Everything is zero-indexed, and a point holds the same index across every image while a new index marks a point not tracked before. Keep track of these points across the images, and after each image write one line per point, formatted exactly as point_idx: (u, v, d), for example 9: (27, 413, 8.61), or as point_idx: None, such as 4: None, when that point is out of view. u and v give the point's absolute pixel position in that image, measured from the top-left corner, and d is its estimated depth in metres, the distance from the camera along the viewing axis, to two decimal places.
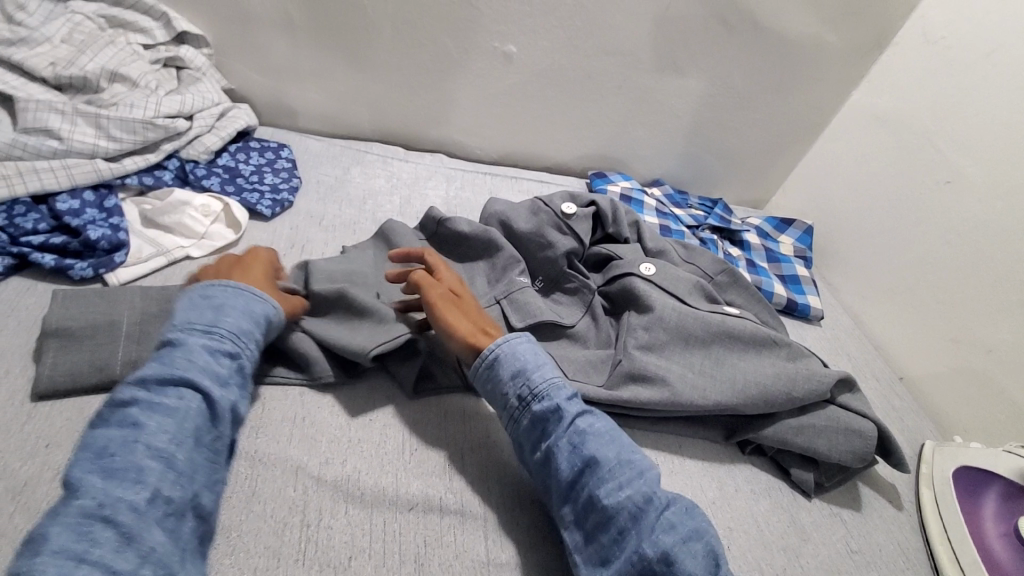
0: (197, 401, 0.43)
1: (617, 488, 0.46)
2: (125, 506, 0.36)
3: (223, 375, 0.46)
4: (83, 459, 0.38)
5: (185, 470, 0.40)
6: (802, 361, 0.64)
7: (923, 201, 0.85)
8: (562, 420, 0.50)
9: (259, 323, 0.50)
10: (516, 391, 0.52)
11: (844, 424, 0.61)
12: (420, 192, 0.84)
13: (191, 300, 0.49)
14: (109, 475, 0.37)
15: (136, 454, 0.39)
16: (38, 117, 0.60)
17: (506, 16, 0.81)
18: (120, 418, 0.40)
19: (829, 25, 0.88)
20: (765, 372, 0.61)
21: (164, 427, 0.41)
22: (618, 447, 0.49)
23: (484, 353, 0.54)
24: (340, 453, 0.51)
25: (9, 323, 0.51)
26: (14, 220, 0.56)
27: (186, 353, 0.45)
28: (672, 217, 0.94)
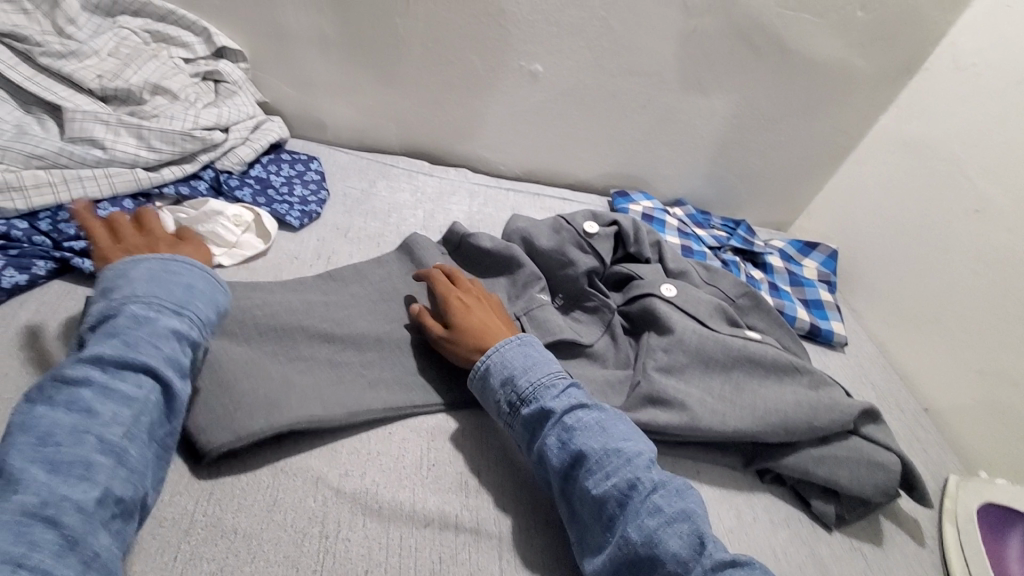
0: (156, 389, 0.43)
1: (604, 478, 0.48)
2: (68, 506, 0.36)
3: (184, 362, 0.46)
4: (24, 445, 0.37)
5: (135, 466, 0.40)
6: (824, 389, 0.64)
7: (951, 229, 0.83)
8: (550, 419, 0.52)
9: (221, 313, 0.51)
10: (506, 397, 0.54)
11: (866, 456, 0.61)
12: (444, 207, 0.85)
13: (153, 274, 0.49)
14: (55, 469, 0.36)
15: (88, 446, 0.38)
16: (83, 127, 0.62)
17: (532, 36, 0.82)
18: (69, 399, 0.39)
19: (857, 50, 0.88)
20: (787, 400, 0.61)
21: (120, 417, 0.40)
22: (606, 437, 0.50)
23: (477, 365, 0.56)
24: (360, 466, 0.52)
25: (48, 325, 0.53)
26: (57, 225, 0.58)
27: (151, 335, 0.45)
28: (694, 237, 0.93)
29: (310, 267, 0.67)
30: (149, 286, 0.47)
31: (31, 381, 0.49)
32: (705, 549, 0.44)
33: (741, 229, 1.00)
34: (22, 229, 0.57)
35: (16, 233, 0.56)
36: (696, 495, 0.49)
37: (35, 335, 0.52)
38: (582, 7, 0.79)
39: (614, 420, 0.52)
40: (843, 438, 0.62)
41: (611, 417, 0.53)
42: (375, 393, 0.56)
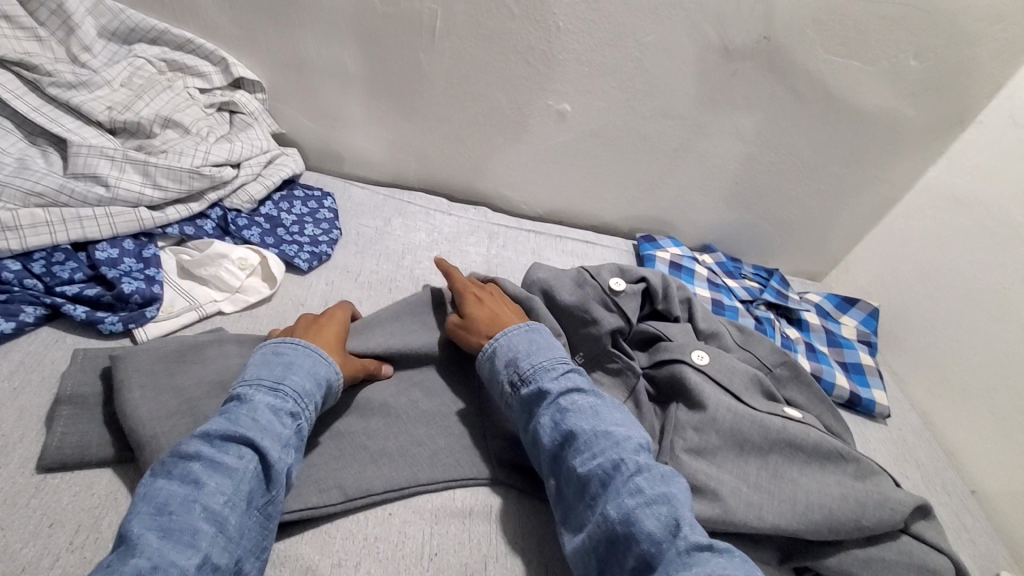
0: (258, 461, 0.43)
1: (591, 457, 0.48)
2: (176, 570, 0.36)
3: (284, 434, 0.46)
4: (144, 514, 0.38)
5: (235, 534, 0.40)
6: (872, 481, 0.57)
7: (1009, 297, 0.76)
8: (545, 399, 0.52)
9: (321, 385, 0.51)
10: (507, 377, 0.55)
11: (917, 561, 0.54)
12: (461, 249, 0.81)
13: (263, 356, 0.51)
14: (165, 535, 0.37)
15: (193, 514, 0.39)
16: (88, 163, 0.59)
17: (561, 75, 0.78)
18: (182, 472, 0.41)
19: (907, 99, 0.81)
20: (830, 493, 0.55)
21: (221, 489, 0.41)
22: (597, 421, 0.50)
23: (484, 347, 0.57)
24: (355, 554, 0.47)
25: (33, 378, 0.49)
26: (52, 268, 0.55)
27: (251, 411, 0.45)
28: (725, 289, 0.88)
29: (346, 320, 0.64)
30: (257, 366, 0.49)
31: (5, 445, 0.45)
32: (680, 532, 0.42)
33: (774, 280, 0.94)
34: (14, 270, 0.54)
35: (8, 276, 0.53)
36: (683, 481, 0.47)
37: (15, 391, 0.48)
38: (614, 46, 0.75)
39: (609, 406, 0.52)
40: (894, 537, 0.56)
41: (606, 404, 0.52)
42: (377, 468, 0.52)
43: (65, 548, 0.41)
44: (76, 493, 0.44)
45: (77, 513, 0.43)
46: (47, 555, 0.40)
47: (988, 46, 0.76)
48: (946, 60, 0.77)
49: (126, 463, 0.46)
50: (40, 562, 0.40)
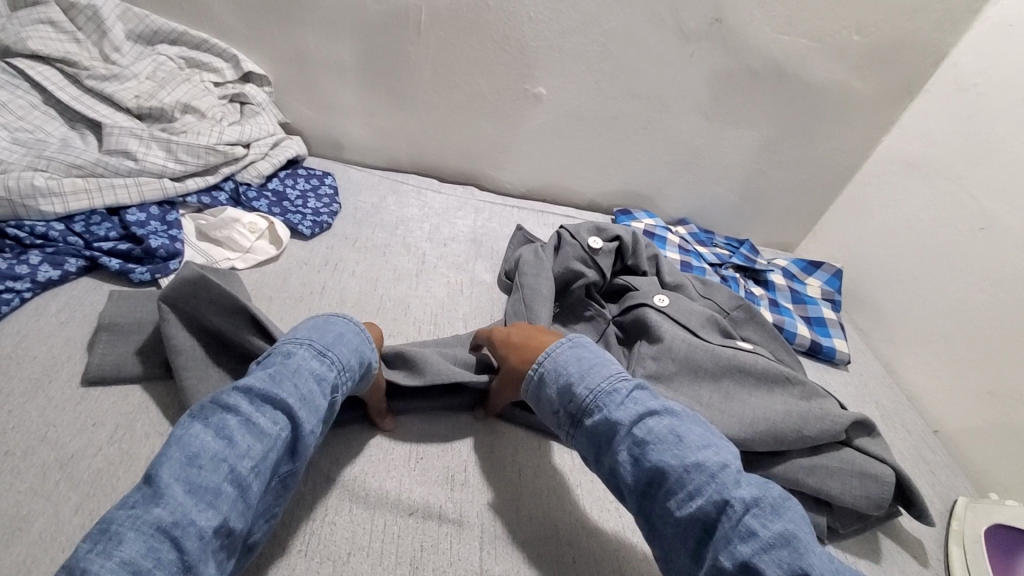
0: (291, 428, 0.45)
1: (688, 499, 0.45)
2: (193, 531, 0.37)
3: (321, 405, 0.48)
4: (175, 460, 0.40)
5: (251, 501, 0.42)
6: (816, 401, 0.64)
7: (959, 246, 0.82)
8: (618, 432, 0.50)
9: (364, 361, 0.53)
10: (565, 409, 0.53)
11: (858, 468, 0.60)
12: (449, 220, 0.89)
13: (316, 325, 0.53)
14: (190, 490, 0.39)
15: (220, 473, 0.40)
16: (119, 141, 0.69)
17: (535, 61, 0.86)
18: (217, 424, 0.43)
19: (855, 73, 0.89)
20: (775, 409, 0.61)
21: (251, 450, 0.42)
22: (683, 450, 0.47)
23: (531, 372, 0.57)
24: (351, 457, 0.55)
25: (75, 315, 0.58)
26: (90, 228, 0.64)
27: (296, 378, 0.47)
28: (696, 254, 0.95)
29: (341, 277, 0.72)
30: (309, 329, 0.52)
31: (55, 364, 0.53)
32: None
33: (744, 248, 1.01)
34: (59, 230, 0.63)
35: (54, 233, 0.62)
36: (798, 510, 0.44)
37: (62, 324, 0.57)
38: (582, 33, 0.83)
39: (691, 427, 0.49)
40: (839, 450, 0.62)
41: (686, 423, 0.49)
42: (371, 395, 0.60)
43: (106, 442, 0.49)
44: (113, 402, 0.52)
45: (115, 416, 0.51)
46: (91, 446, 0.48)
47: (924, 20, 0.83)
48: (887, 34, 0.85)
49: (156, 380, 0.54)
50: (85, 451, 0.48)
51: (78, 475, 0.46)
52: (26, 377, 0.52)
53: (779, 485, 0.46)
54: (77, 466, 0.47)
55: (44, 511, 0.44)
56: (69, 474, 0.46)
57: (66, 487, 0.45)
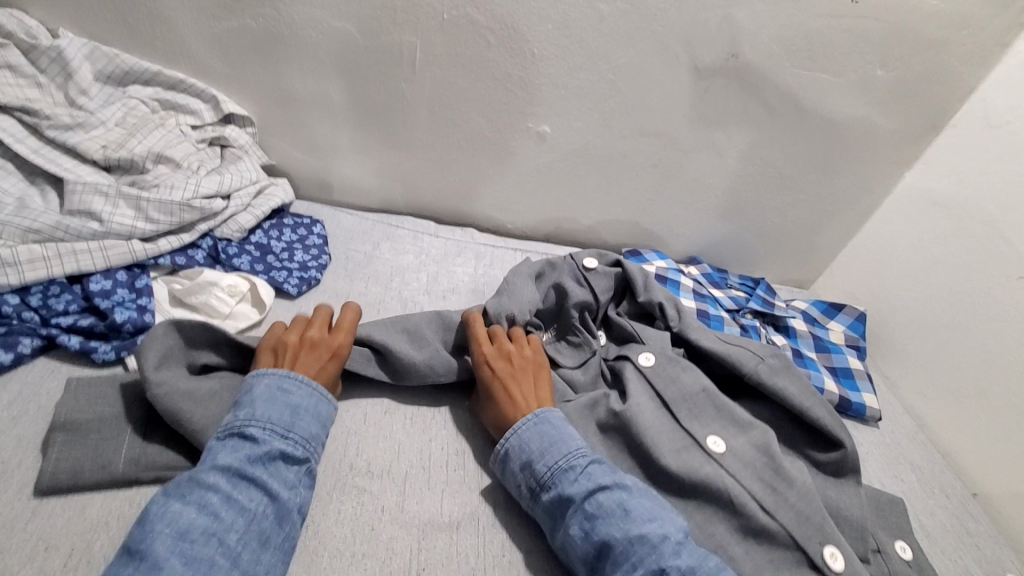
0: (271, 502, 0.47)
1: (631, 570, 0.46)
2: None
3: (292, 476, 0.49)
4: (165, 536, 0.41)
5: (250, 567, 0.43)
6: (828, 543, 0.51)
7: (994, 294, 0.76)
8: (570, 507, 0.51)
9: (326, 426, 0.54)
10: (526, 483, 0.53)
11: None
12: (448, 269, 0.83)
13: (271, 394, 0.52)
14: (187, 562, 0.40)
15: (210, 546, 0.42)
16: (83, 200, 0.62)
17: (539, 99, 0.80)
18: (199, 500, 0.44)
19: (879, 108, 0.84)
20: (797, 512, 0.53)
21: (235, 525, 0.44)
22: (628, 523, 0.49)
23: (497, 447, 0.56)
24: (342, 570, 0.48)
25: (28, 408, 0.51)
26: (48, 300, 0.57)
27: (268, 454, 0.48)
28: (711, 300, 0.89)
29: None
30: (268, 402, 0.51)
31: (2, 471, 0.46)
32: None
33: (760, 289, 0.95)
34: (13, 303, 0.56)
35: (7, 309, 0.55)
36: None
37: (11, 421, 0.50)
38: (588, 70, 0.77)
39: (639, 501, 0.51)
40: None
41: (634, 497, 0.51)
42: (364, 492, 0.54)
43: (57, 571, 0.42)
44: (68, 517, 0.45)
45: (69, 536, 0.44)
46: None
47: (952, 53, 0.78)
48: (912, 68, 0.79)
49: (119, 486, 0.48)
50: None
51: None
52: None
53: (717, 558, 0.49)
54: None
55: None
56: None
57: None
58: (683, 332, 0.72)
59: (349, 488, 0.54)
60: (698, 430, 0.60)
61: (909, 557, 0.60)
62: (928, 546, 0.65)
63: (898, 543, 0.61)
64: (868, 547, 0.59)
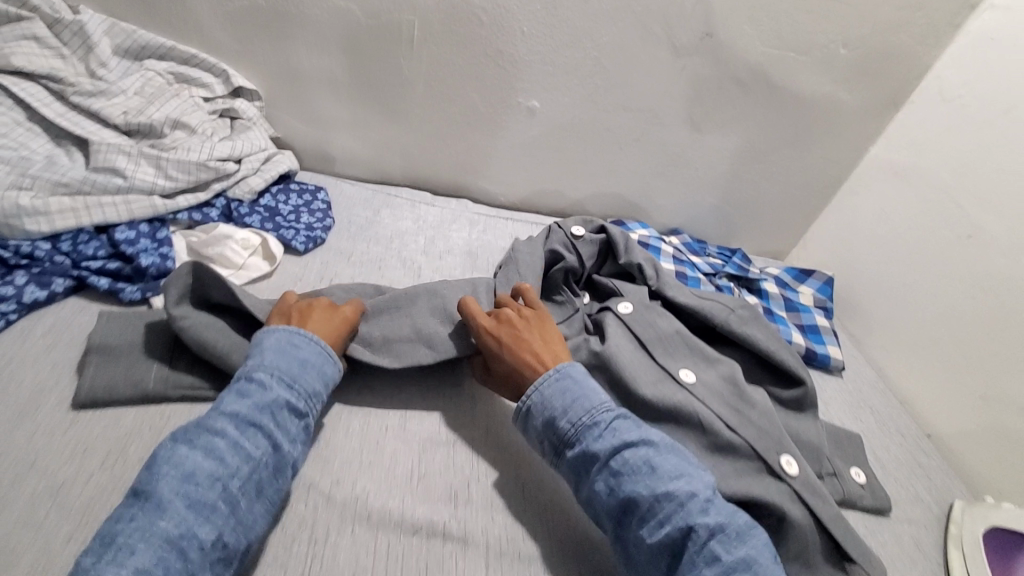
0: (272, 453, 0.48)
1: (658, 526, 0.48)
2: (196, 543, 0.40)
3: (295, 428, 0.51)
4: (172, 478, 0.42)
5: (246, 517, 0.44)
6: (780, 453, 0.59)
7: (947, 253, 0.83)
8: (596, 463, 0.52)
9: (329, 384, 0.55)
10: (548, 438, 0.55)
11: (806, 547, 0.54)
12: (444, 233, 0.89)
13: (281, 346, 0.54)
14: (191, 505, 0.42)
15: (215, 491, 0.43)
16: (107, 158, 0.67)
17: (529, 75, 0.86)
18: (206, 446, 0.45)
19: (843, 85, 0.90)
20: (756, 430, 0.60)
21: (239, 472, 0.45)
22: (655, 481, 0.49)
23: (519, 403, 0.57)
24: (351, 475, 0.54)
25: (63, 338, 0.56)
26: (78, 247, 0.63)
27: (275, 404, 0.50)
28: (689, 264, 0.96)
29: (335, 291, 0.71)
30: (277, 355, 0.53)
31: (43, 388, 0.52)
32: None
33: (736, 257, 1.02)
34: (45, 249, 0.61)
35: (40, 253, 0.61)
36: (761, 537, 0.48)
37: (48, 347, 0.55)
38: (574, 48, 0.84)
39: (666, 458, 0.51)
40: (832, 506, 0.57)
41: (661, 454, 0.52)
42: (370, 415, 0.59)
43: (99, 468, 0.48)
44: (105, 426, 0.50)
45: (107, 441, 0.49)
46: (82, 472, 0.47)
47: (908, 33, 0.85)
48: (873, 47, 0.86)
49: (148, 403, 0.53)
50: (77, 478, 0.47)
51: (69, 504, 0.45)
52: (13, 403, 0.50)
53: (747, 513, 0.50)
54: (68, 495, 0.45)
55: (37, 544, 0.42)
56: (60, 503, 0.45)
57: (56, 518, 0.44)
58: (661, 289, 0.77)
59: (356, 412, 0.59)
60: (672, 364, 0.67)
61: (862, 481, 0.67)
62: (879, 474, 0.72)
63: (852, 469, 0.68)
64: (824, 468, 0.66)
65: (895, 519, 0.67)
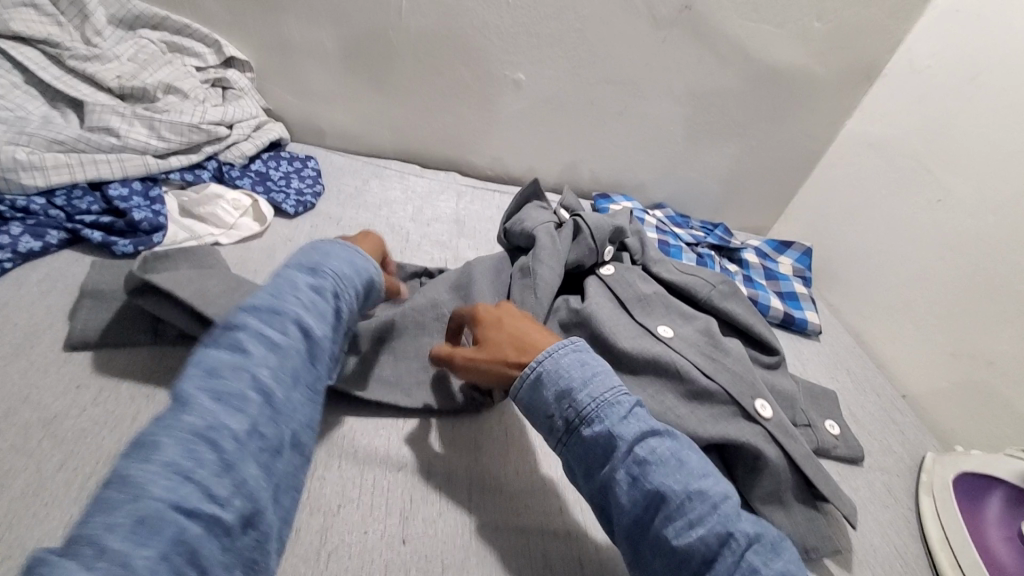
0: (302, 340, 0.43)
1: (689, 527, 0.40)
2: (229, 434, 0.35)
3: (325, 313, 0.46)
4: (194, 374, 0.37)
5: (282, 410, 0.39)
6: (756, 399, 0.61)
7: (918, 219, 0.86)
8: (618, 447, 0.44)
9: (357, 272, 0.51)
10: (561, 414, 0.47)
11: (780, 486, 0.57)
12: (432, 203, 0.91)
13: (302, 249, 0.51)
14: (218, 397, 0.36)
15: (244, 380, 0.38)
16: (101, 118, 0.69)
17: (515, 47, 0.89)
18: (230, 340, 0.39)
19: (818, 59, 0.93)
20: (732, 377, 0.62)
21: (268, 360, 0.40)
22: (686, 475, 0.43)
23: (527, 371, 0.49)
24: (338, 416, 0.56)
25: (58, 285, 0.58)
26: (72, 201, 0.64)
27: (295, 291, 0.45)
28: (672, 234, 0.98)
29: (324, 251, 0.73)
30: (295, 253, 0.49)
31: (38, 331, 0.53)
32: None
33: (718, 230, 1.05)
34: (40, 204, 0.63)
35: (35, 207, 0.62)
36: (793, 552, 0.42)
37: (41, 294, 0.56)
38: (558, 19, 0.86)
39: (692, 453, 0.45)
40: (804, 447, 0.59)
41: (686, 448, 0.45)
42: None
43: (90, 403, 0.49)
44: (97, 366, 0.52)
45: (101, 379, 0.51)
46: (75, 406, 0.49)
47: (880, 7, 0.88)
48: (845, 21, 0.89)
49: (140, 346, 0.54)
50: (69, 411, 0.48)
51: (63, 433, 0.47)
52: (8, 342, 0.52)
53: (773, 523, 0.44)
54: (60, 425, 0.47)
55: (31, 466, 0.44)
56: (52, 432, 0.47)
57: (48, 445, 0.45)
58: (646, 263, 0.78)
59: None
60: (650, 321, 0.68)
61: (836, 432, 0.69)
62: (853, 429, 0.74)
63: (827, 421, 0.70)
64: (799, 418, 0.68)
65: (868, 468, 0.69)
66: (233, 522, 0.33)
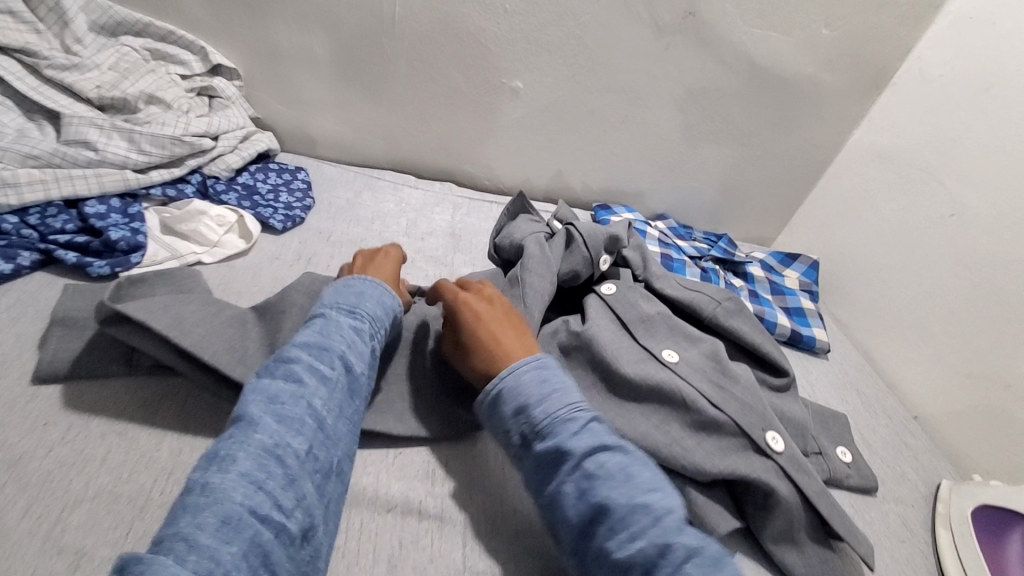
0: (347, 372, 0.45)
1: (630, 541, 0.38)
2: (292, 452, 0.37)
3: (365, 351, 0.47)
4: (257, 401, 0.39)
5: (332, 435, 0.41)
6: (767, 430, 0.57)
7: (930, 233, 0.82)
8: (567, 461, 0.43)
9: (389, 313, 0.52)
10: (518, 429, 0.46)
11: (793, 523, 0.54)
12: (427, 216, 0.87)
13: (337, 288, 0.52)
14: (281, 420, 0.38)
15: (302, 407, 0.40)
16: (78, 131, 0.66)
17: (513, 53, 0.85)
18: (285, 371, 0.42)
19: (826, 66, 0.90)
20: (742, 407, 0.59)
21: (318, 391, 0.42)
22: (631, 489, 0.40)
23: (486, 388, 0.49)
24: None
25: (29, 311, 0.55)
26: (46, 220, 0.61)
27: (338, 329, 0.47)
28: (675, 247, 0.95)
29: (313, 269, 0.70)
30: (334, 293, 0.51)
31: (5, 361, 0.50)
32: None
33: (722, 242, 1.02)
34: (12, 223, 0.60)
35: (6, 226, 0.59)
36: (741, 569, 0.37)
37: (10, 321, 0.53)
38: (557, 25, 0.83)
39: (644, 467, 0.43)
40: (817, 482, 0.56)
41: (638, 462, 0.43)
42: None
43: (58, 442, 0.46)
44: (68, 400, 0.49)
45: (71, 414, 0.48)
46: (41, 446, 0.45)
47: (890, 13, 0.85)
48: (854, 28, 0.86)
49: (114, 377, 0.51)
50: (35, 451, 0.45)
51: (27, 477, 0.43)
52: None
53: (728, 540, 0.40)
54: (25, 467, 0.44)
55: None
56: (15, 475, 0.43)
57: (10, 490, 0.42)
58: (648, 280, 0.74)
59: None
60: (654, 344, 0.65)
61: (848, 460, 0.66)
62: (864, 455, 0.71)
63: (838, 448, 0.67)
64: (810, 447, 0.65)
65: (882, 499, 0.66)
66: (296, 531, 0.35)
